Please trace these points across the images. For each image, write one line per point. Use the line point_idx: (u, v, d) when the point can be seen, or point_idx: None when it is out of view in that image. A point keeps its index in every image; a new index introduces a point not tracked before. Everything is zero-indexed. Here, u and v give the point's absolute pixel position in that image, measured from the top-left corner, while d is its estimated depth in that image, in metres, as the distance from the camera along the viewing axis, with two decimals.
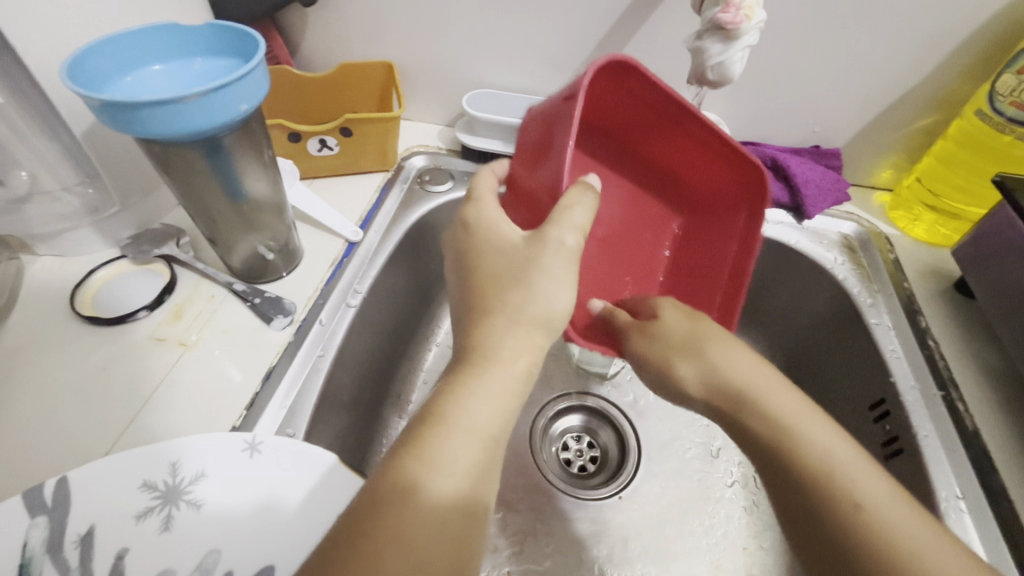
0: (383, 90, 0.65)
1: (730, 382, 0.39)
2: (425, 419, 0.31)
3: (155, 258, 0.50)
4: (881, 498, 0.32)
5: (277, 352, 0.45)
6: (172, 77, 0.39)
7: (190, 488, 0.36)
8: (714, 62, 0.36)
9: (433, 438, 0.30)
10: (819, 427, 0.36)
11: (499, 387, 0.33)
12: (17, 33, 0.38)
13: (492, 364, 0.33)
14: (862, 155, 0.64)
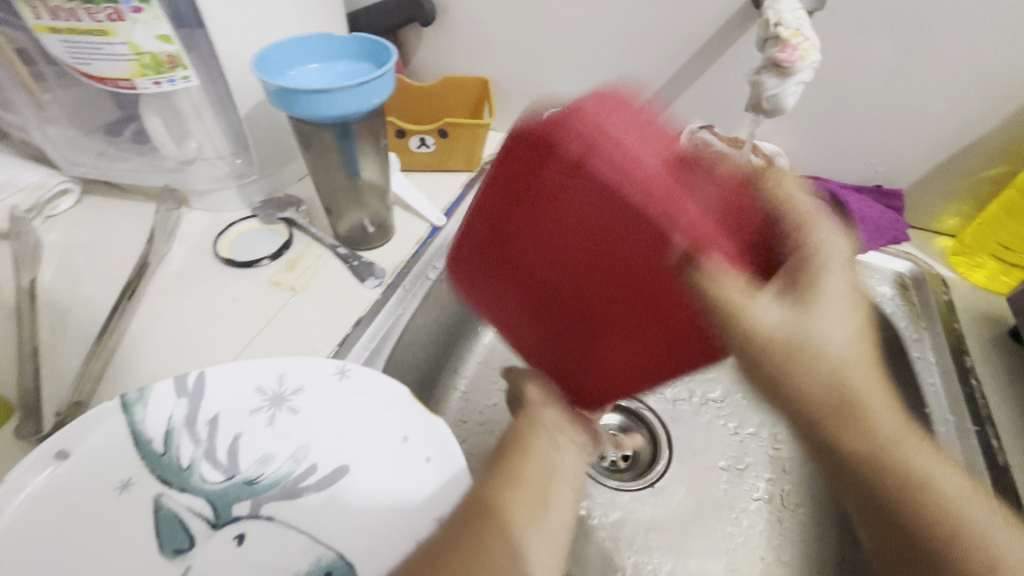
0: (477, 102, 0.74)
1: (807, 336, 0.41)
2: (501, 472, 0.43)
3: (278, 220, 0.61)
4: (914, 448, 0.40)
5: (365, 304, 0.54)
6: (323, 75, 0.49)
7: (291, 397, 0.45)
8: (770, 93, 0.42)
9: (514, 486, 0.42)
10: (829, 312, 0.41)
11: (543, 477, 0.44)
12: (218, 33, 0.50)
13: (531, 456, 0.45)
14: (927, 198, 0.65)
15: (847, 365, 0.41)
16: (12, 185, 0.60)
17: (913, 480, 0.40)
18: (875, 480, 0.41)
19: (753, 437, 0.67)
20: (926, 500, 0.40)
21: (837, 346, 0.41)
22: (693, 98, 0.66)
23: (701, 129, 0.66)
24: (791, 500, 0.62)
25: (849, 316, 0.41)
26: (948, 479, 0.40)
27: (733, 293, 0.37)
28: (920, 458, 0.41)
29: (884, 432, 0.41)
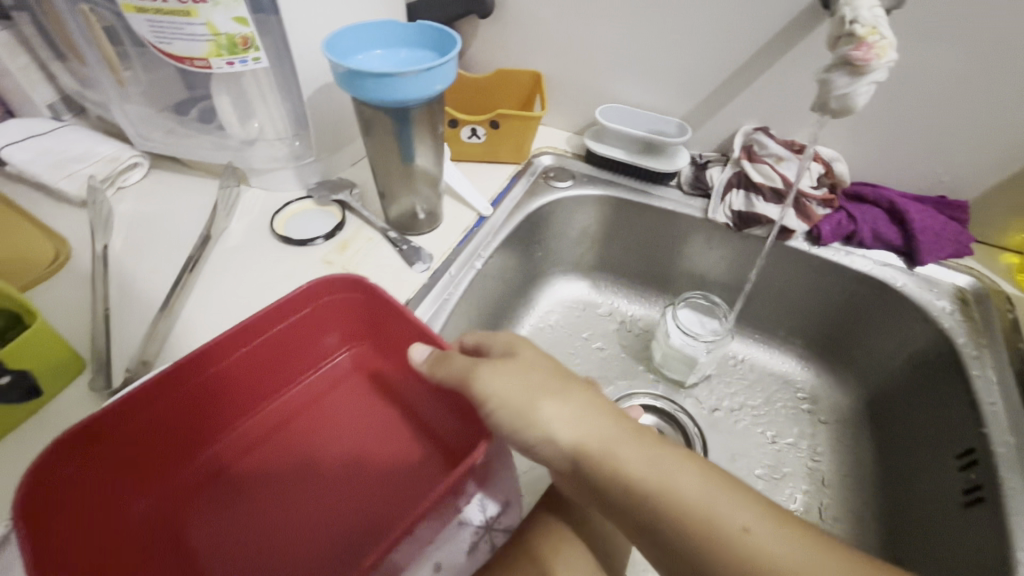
0: (528, 96, 0.75)
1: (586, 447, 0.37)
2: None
3: (332, 202, 0.63)
4: (692, 494, 0.34)
5: (415, 287, 0.56)
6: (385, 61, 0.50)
7: None
8: (840, 93, 0.41)
9: None
10: (633, 452, 0.36)
11: None
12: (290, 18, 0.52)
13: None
14: (994, 212, 0.62)
15: (584, 447, 0.37)
16: (89, 157, 0.64)
17: (681, 517, 0.34)
18: (656, 535, 0.35)
19: (791, 446, 0.66)
20: (743, 559, 0.32)
21: (571, 413, 0.38)
22: (750, 98, 0.65)
23: (757, 130, 0.66)
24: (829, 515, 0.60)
25: (584, 394, 0.39)
26: (761, 535, 0.33)
27: (499, 342, 0.42)
28: (721, 506, 0.34)
29: (680, 492, 0.35)
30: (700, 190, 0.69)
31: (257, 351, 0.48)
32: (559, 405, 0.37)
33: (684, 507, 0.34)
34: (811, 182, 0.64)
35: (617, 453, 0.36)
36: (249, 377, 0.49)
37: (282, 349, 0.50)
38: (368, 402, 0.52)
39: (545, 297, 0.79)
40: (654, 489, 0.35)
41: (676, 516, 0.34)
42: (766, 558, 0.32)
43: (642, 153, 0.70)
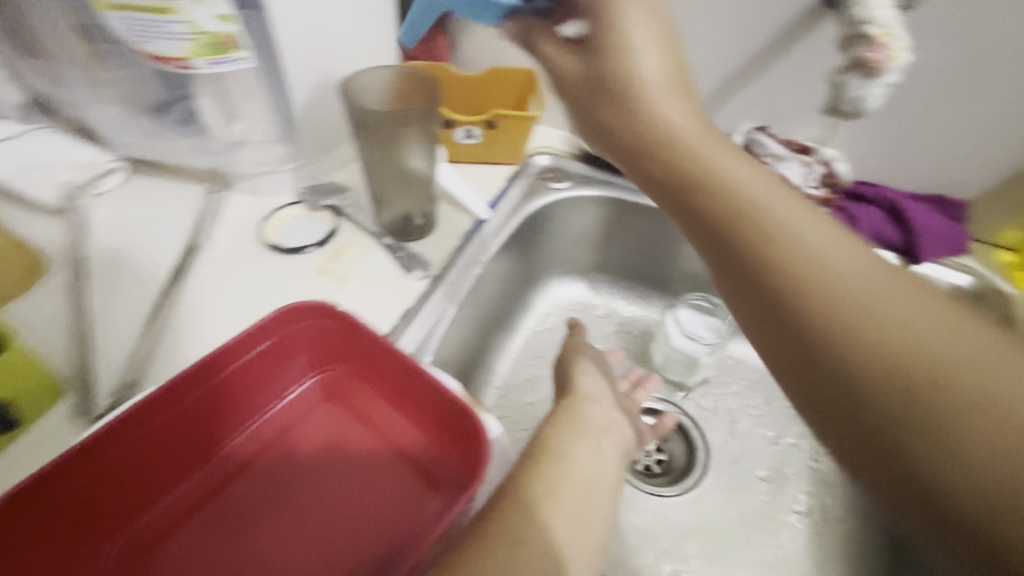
0: (522, 95, 0.73)
1: (751, 207, 0.33)
2: (539, 448, 0.43)
3: (323, 208, 0.61)
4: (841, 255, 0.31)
5: (414, 297, 0.53)
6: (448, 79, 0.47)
7: None
8: (852, 95, 0.40)
9: (547, 461, 0.41)
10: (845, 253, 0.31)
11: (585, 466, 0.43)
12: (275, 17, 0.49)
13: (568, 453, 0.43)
14: (990, 211, 0.62)
15: (768, 208, 0.33)
16: (65, 162, 0.60)
17: (891, 341, 0.27)
18: (794, 302, 0.30)
19: (793, 447, 0.66)
20: (974, 395, 0.24)
21: (802, 222, 0.32)
22: (749, 98, 0.64)
23: (756, 129, 0.65)
24: (832, 515, 0.61)
25: (811, 211, 0.33)
26: (958, 343, 0.26)
27: (647, 67, 0.36)
28: (930, 326, 0.27)
29: (864, 292, 0.29)
30: None
31: (252, 365, 0.44)
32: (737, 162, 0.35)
33: (763, 217, 0.32)
34: (812, 182, 0.63)
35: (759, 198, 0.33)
36: (226, 402, 0.44)
37: (262, 368, 0.45)
38: (365, 431, 0.46)
39: (543, 299, 0.78)
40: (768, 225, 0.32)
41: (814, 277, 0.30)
42: (937, 345, 0.26)
43: None
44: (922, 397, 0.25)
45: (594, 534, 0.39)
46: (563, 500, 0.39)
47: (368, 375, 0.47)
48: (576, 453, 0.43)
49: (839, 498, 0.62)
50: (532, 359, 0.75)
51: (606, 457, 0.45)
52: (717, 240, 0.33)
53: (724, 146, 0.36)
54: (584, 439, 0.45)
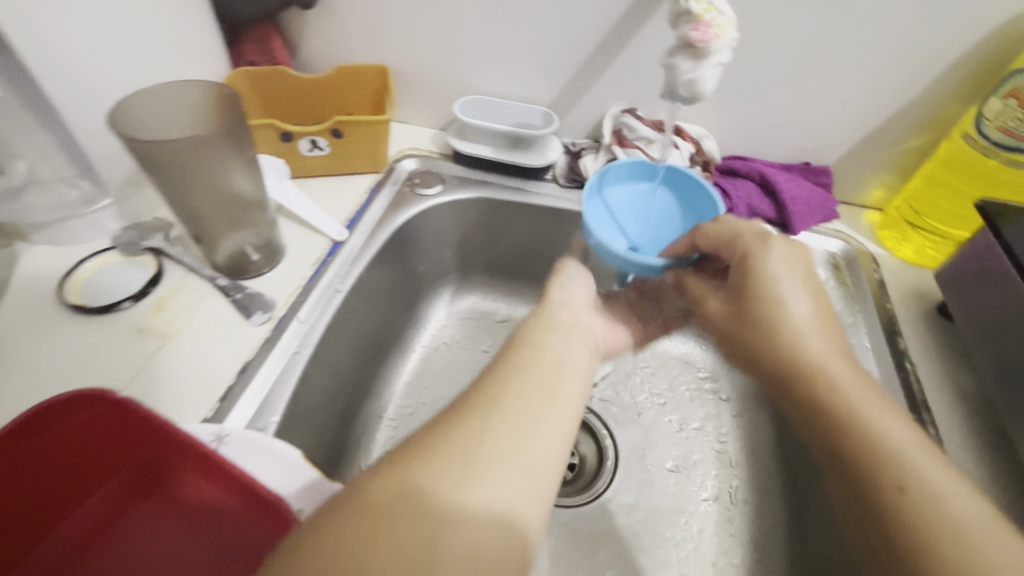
0: (377, 95, 0.66)
1: (795, 362, 0.40)
2: (472, 396, 0.35)
3: (144, 251, 0.52)
4: (902, 441, 0.35)
5: (254, 345, 0.47)
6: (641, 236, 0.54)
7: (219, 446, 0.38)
8: (685, 78, 0.37)
9: (474, 408, 0.34)
10: (890, 422, 0.36)
11: (527, 411, 0.35)
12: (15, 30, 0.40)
13: (508, 397, 0.35)
14: (853, 174, 0.63)
15: (820, 369, 0.39)
16: None
17: (884, 456, 0.35)
18: (841, 445, 0.37)
19: (697, 432, 0.65)
20: (922, 519, 0.32)
21: (842, 379, 0.39)
22: (612, 80, 0.61)
23: (624, 112, 0.61)
24: (739, 497, 0.60)
25: (852, 370, 0.39)
26: (947, 487, 0.33)
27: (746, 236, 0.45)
28: (934, 471, 0.34)
29: (930, 478, 0.34)
30: (576, 181, 0.64)
31: (77, 431, 0.34)
32: (801, 309, 0.42)
33: (805, 366, 0.40)
34: (683, 162, 0.61)
35: (824, 369, 0.39)
36: (39, 488, 0.34)
37: (90, 433, 0.35)
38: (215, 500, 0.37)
39: (435, 312, 0.71)
40: (807, 368, 0.40)
41: (862, 435, 0.36)
42: (957, 511, 0.32)
43: (510, 148, 0.64)
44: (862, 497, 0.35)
45: (508, 522, 0.30)
46: (486, 454, 0.31)
47: (200, 453, 0.35)
48: (479, 441, 0.32)
49: (744, 479, 0.61)
50: (428, 382, 0.65)
51: (554, 398, 0.37)
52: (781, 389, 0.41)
53: (790, 272, 0.43)
54: (501, 417, 0.33)
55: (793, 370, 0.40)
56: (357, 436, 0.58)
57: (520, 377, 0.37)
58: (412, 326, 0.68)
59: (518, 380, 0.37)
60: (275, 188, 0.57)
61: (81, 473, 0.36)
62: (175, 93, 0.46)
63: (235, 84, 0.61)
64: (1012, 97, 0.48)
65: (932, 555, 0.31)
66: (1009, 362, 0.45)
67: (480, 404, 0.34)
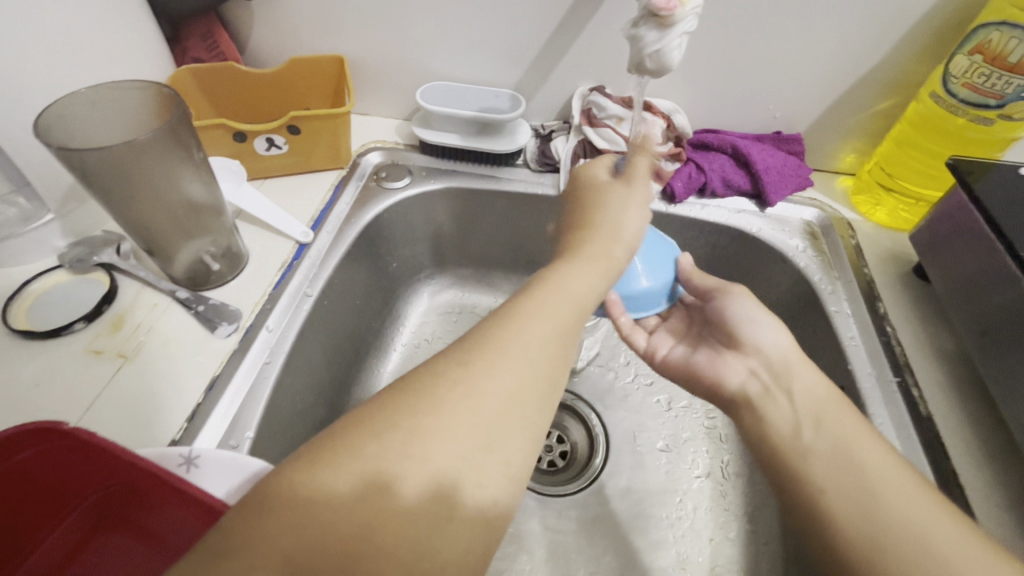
0: (336, 86, 0.63)
1: (769, 441, 0.42)
2: (472, 345, 0.31)
3: (95, 267, 0.48)
4: (914, 517, 0.34)
5: (221, 360, 0.44)
6: (653, 275, 0.49)
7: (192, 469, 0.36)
8: (651, 50, 0.36)
9: (472, 366, 0.30)
10: (900, 494, 0.35)
11: (519, 380, 0.30)
12: None
13: (500, 357, 0.31)
14: (824, 140, 0.63)
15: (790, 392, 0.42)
16: None
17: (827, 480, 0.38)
18: (834, 534, 0.36)
19: (685, 410, 0.65)
20: (843, 509, 0.36)
21: (806, 397, 0.41)
22: (578, 58, 0.59)
23: (592, 91, 0.60)
24: (731, 472, 0.60)
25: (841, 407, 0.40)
26: (895, 488, 0.35)
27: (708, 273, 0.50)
28: (895, 495, 0.35)
29: (868, 470, 0.37)
30: (548, 165, 0.62)
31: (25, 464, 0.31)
32: (798, 381, 0.42)
33: (787, 446, 0.40)
34: (656, 139, 0.60)
35: (794, 445, 0.40)
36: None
37: (41, 465, 0.32)
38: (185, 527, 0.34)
39: (413, 309, 0.69)
40: (788, 448, 0.40)
41: (857, 516, 0.35)
42: (914, 520, 0.34)
43: (477, 134, 0.62)
44: (828, 515, 0.37)
45: (480, 513, 0.27)
46: (468, 435, 0.28)
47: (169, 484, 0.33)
48: (468, 408, 0.28)
49: (734, 453, 0.61)
50: None
51: (547, 363, 0.32)
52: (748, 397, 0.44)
53: (753, 314, 0.46)
54: (490, 386, 0.29)
55: (771, 448, 0.41)
56: None
57: (517, 329, 0.32)
58: (390, 325, 0.66)
59: (514, 332, 0.32)
60: (233, 191, 0.54)
61: (44, 501, 0.34)
62: (107, 94, 0.43)
63: (181, 84, 0.57)
64: (977, 53, 0.47)
65: (892, 562, 0.33)
66: (986, 319, 0.45)
67: (473, 362, 0.30)
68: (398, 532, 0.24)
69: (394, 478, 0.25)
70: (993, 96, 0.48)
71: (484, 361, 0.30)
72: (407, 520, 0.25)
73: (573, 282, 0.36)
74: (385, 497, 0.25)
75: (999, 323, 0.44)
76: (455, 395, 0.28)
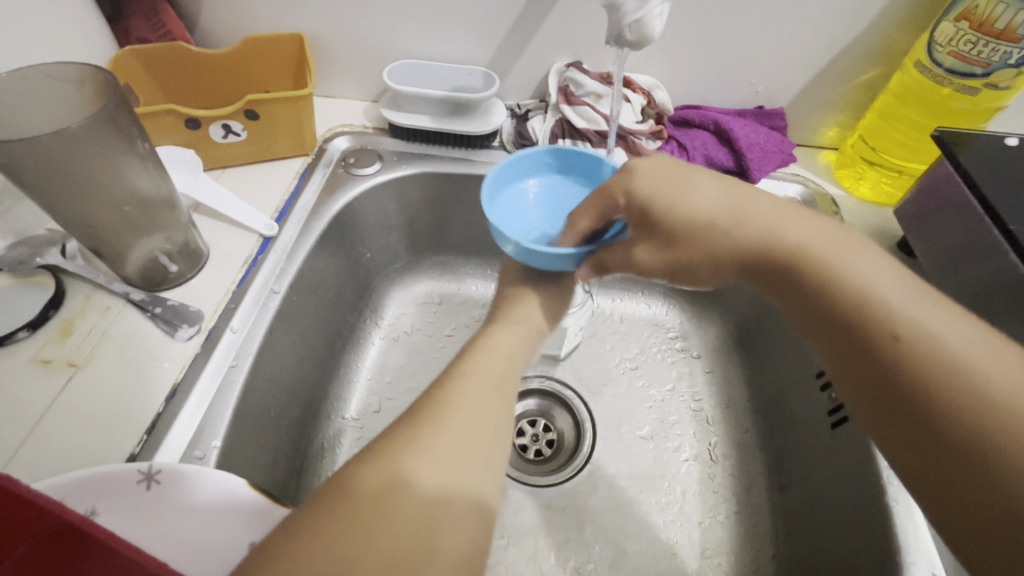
0: (296, 66, 0.59)
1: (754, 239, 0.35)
2: (426, 402, 0.33)
3: (38, 269, 0.44)
4: (962, 344, 0.29)
5: (183, 366, 0.41)
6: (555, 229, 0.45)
7: (157, 484, 0.33)
8: (632, 19, 0.35)
9: (431, 420, 0.31)
10: (932, 316, 0.30)
11: (464, 430, 0.31)
12: None
13: (448, 410, 0.32)
14: (806, 114, 0.61)
15: (821, 258, 0.33)
16: None
17: (943, 360, 0.28)
18: (869, 338, 0.31)
19: (672, 394, 0.64)
20: (924, 353, 0.29)
21: (853, 267, 0.32)
22: (553, 32, 0.56)
23: (569, 67, 0.57)
24: (719, 453, 0.60)
25: (854, 251, 0.33)
26: (948, 330, 0.29)
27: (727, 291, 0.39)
28: (930, 320, 0.30)
29: (940, 340, 0.29)
30: (525, 146, 0.60)
31: None
32: (814, 225, 0.34)
33: (814, 255, 0.33)
34: (635, 116, 0.58)
35: (834, 253, 0.33)
36: None
37: None
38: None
39: (391, 302, 0.66)
40: (817, 258, 0.33)
41: (886, 313, 0.30)
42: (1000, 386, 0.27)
43: (450, 115, 0.59)
44: (913, 368, 0.29)
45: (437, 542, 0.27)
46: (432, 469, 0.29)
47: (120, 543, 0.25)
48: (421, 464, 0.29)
49: (721, 434, 0.61)
50: (392, 374, 0.61)
51: (479, 420, 0.32)
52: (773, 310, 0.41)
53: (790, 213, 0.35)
54: (440, 431, 0.30)
55: (752, 248, 0.35)
56: (318, 443, 0.54)
57: (463, 390, 0.34)
58: (367, 317, 0.63)
59: (468, 391, 0.33)
60: (188, 183, 0.51)
61: None
62: (41, 81, 0.39)
63: (125, 67, 0.53)
64: (963, 19, 0.46)
65: (995, 467, 0.26)
66: (971, 292, 0.45)
67: (427, 431, 0.30)
68: (394, 549, 0.26)
69: (400, 490, 0.27)
70: (979, 64, 0.47)
71: (448, 416, 0.31)
72: (398, 542, 0.26)
73: (496, 344, 0.39)
74: (385, 516, 0.26)
75: (986, 295, 0.44)
76: (411, 451, 0.29)
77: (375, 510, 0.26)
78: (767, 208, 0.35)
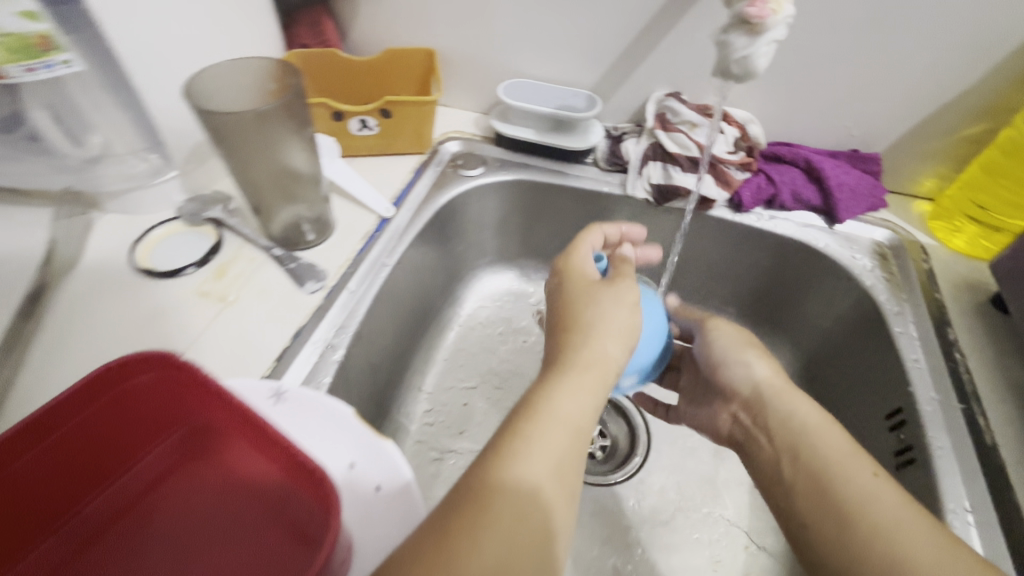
0: (424, 76, 0.67)
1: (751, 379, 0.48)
2: (524, 407, 0.34)
3: (204, 221, 0.55)
4: (875, 494, 0.37)
5: (306, 313, 0.49)
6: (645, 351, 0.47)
7: (284, 392, 0.41)
8: (739, 55, 0.39)
9: (531, 428, 0.33)
10: (884, 487, 0.37)
11: (563, 450, 0.33)
12: (110, 20, 0.43)
13: (548, 422, 0.33)
14: (904, 162, 0.62)
15: (804, 447, 0.42)
16: None
17: (870, 524, 0.36)
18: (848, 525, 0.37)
19: None
20: (857, 510, 0.37)
21: (830, 444, 0.41)
22: (656, 64, 0.61)
23: (668, 96, 0.62)
24: None
25: (839, 433, 0.42)
26: (916, 528, 0.35)
27: (803, 406, 0.44)
28: (882, 506, 0.36)
29: (872, 504, 0.37)
30: (618, 165, 0.65)
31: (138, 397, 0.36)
32: (809, 401, 0.44)
33: (830, 469, 0.40)
34: (727, 148, 0.60)
35: (833, 456, 0.40)
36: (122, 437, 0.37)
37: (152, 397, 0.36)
38: (231, 485, 0.39)
39: (472, 293, 0.72)
40: (832, 470, 0.40)
41: (859, 516, 0.37)
42: (921, 553, 0.34)
43: (552, 131, 0.65)
44: None
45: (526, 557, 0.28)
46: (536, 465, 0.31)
47: (242, 433, 0.36)
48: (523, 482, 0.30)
49: None
50: (466, 359, 0.67)
51: (577, 440, 0.34)
52: (739, 444, 0.49)
53: (791, 390, 0.46)
54: (544, 438, 0.33)
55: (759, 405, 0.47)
56: (396, 407, 0.60)
57: (563, 401, 0.35)
58: (452, 304, 0.70)
59: (561, 409, 0.34)
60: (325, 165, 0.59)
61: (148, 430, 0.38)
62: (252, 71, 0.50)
63: None
64: None
65: None
66: None
67: (522, 451, 0.32)
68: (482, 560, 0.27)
69: (492, 497, 0.29)
70: None
71: (527, 440, 0.32)
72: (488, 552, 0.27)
73: (599, 343, 0.38)
74: (481, 527, 0.28)
75: None
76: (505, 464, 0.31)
77: (474, 517, 0.28)
78: (806, 402, 0.45)
